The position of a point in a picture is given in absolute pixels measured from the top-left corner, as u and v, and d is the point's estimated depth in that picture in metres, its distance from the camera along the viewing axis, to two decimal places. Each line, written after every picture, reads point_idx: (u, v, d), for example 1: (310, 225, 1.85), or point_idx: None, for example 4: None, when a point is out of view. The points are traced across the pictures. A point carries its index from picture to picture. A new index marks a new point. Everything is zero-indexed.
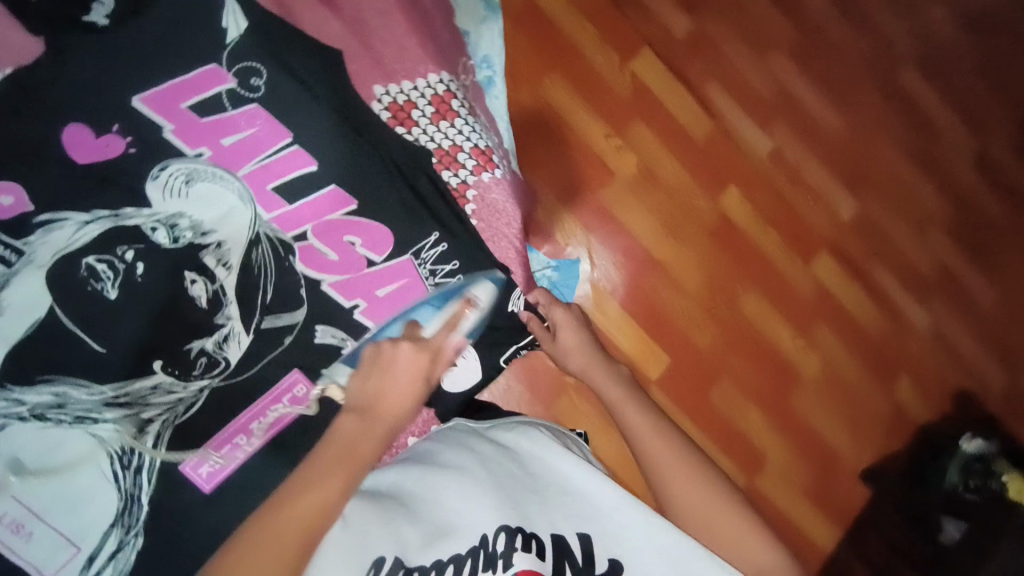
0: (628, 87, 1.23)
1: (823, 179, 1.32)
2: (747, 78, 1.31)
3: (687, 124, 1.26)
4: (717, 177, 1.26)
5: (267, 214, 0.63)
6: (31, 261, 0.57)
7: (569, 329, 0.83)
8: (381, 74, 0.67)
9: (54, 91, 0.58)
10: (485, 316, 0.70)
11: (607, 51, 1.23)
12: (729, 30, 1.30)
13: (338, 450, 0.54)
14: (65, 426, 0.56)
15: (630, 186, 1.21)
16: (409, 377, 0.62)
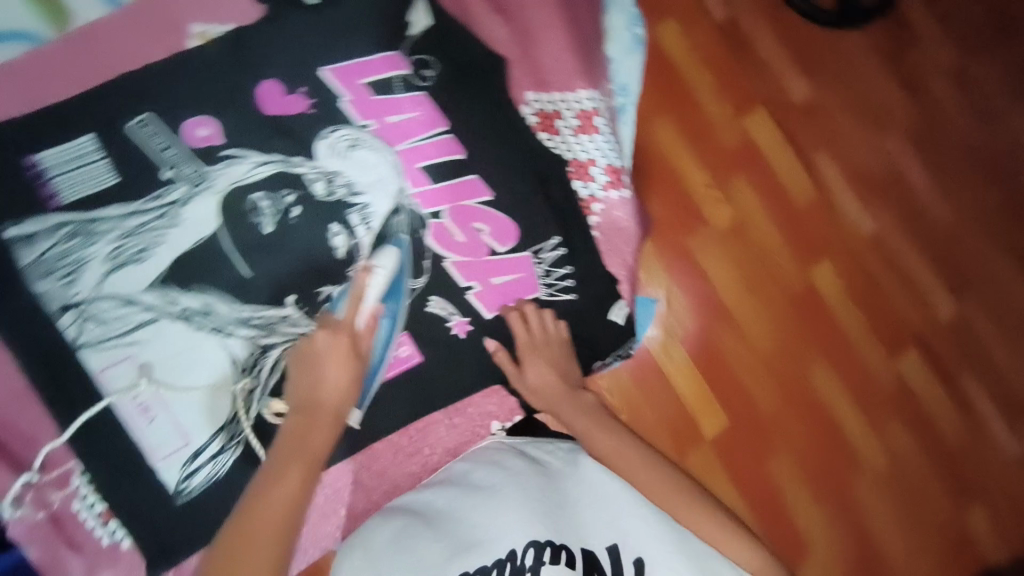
0: (737, 141, 1.24)
1: (924, 271, 1.28)
2: (860, 154, 1.29)
3: (789, 188, 1.25)
4: (812, 246, 1.24)
5: (412, 189, 0.68)
6: (210, 186, 0.65)
7: (546, 374, 0.73)
8: (534, 83, 0.73)
9: (260, 51, 0.67)
10: (399, 274, 0.67)
11: (722, 103, 1.25)
12: (849, 104, 1.30)
13: (291, 443, 0.62)
14: (204, 332, 0.64)
15: (721, 239, 1.21)
16: (336, 368, 0.64)
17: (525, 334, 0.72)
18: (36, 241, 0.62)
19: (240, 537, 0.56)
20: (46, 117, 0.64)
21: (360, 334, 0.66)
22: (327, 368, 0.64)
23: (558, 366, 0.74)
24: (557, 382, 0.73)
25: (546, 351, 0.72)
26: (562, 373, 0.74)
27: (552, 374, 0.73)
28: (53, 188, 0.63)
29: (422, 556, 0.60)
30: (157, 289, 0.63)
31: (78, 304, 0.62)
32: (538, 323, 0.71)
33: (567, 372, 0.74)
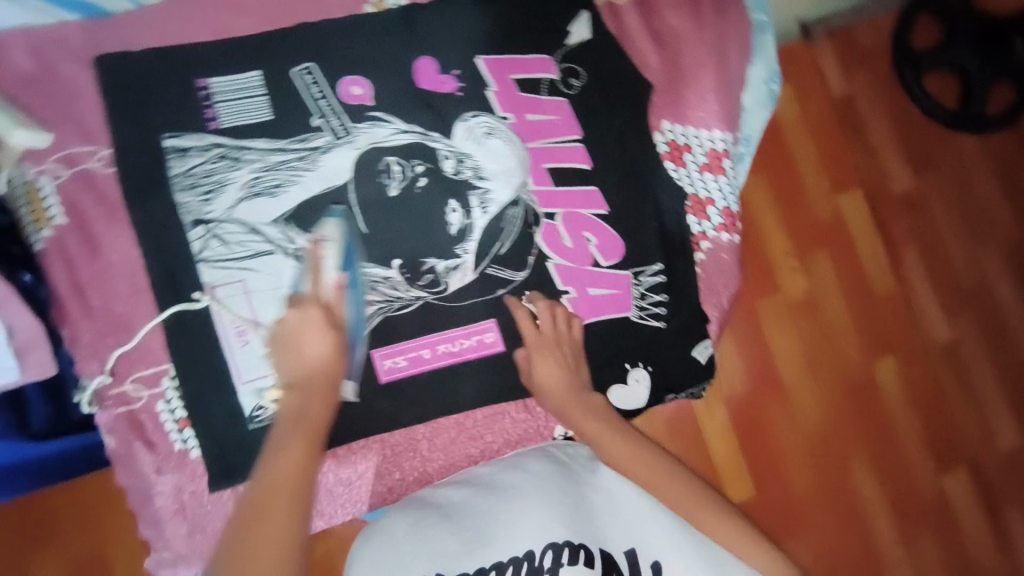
0: (828, 217, 1.20)
1: (989, 390, 1.25)
2: (952, 259, 1.26)
3: (873, 277, 1.21)
4: (883, 340, 1.20)
5: (533, 185, 0.70)
6: (352, 142, 0.68)
7: (553, 370, 0.66)
8: (672, 113, 0.73)
9: (427, 30, 0.71)
10: (348, 244, 0.63)
11: (819, 176, 1.21)
12: (950, 207, 1.27)
13: (296, 411, 0.53)
14: None
15: (790, 310, 1.17)
16: (320, 337, 0.55)
17: (533, 331, 0.66)
18: (186, 156, 0.66)
19: (251, 518, 0.47)
20: (221, 47, 0.68)
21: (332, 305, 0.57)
22: (306, 336, 0.55)
23: (564, 363, 0.66)
24: (565, 381, 0.66)
25: (553, 349, 0.66)
26: (570, 368, 0.67)
27: (563, 373, 0.66)
28: (215, 111, 0.67)
29: (439, 546, 0.58)
30: (280, 224, 0.66)
31: (208, 222, 0.65)
32: (548, 321, 0.67)
33: (578, 372, 0.67)
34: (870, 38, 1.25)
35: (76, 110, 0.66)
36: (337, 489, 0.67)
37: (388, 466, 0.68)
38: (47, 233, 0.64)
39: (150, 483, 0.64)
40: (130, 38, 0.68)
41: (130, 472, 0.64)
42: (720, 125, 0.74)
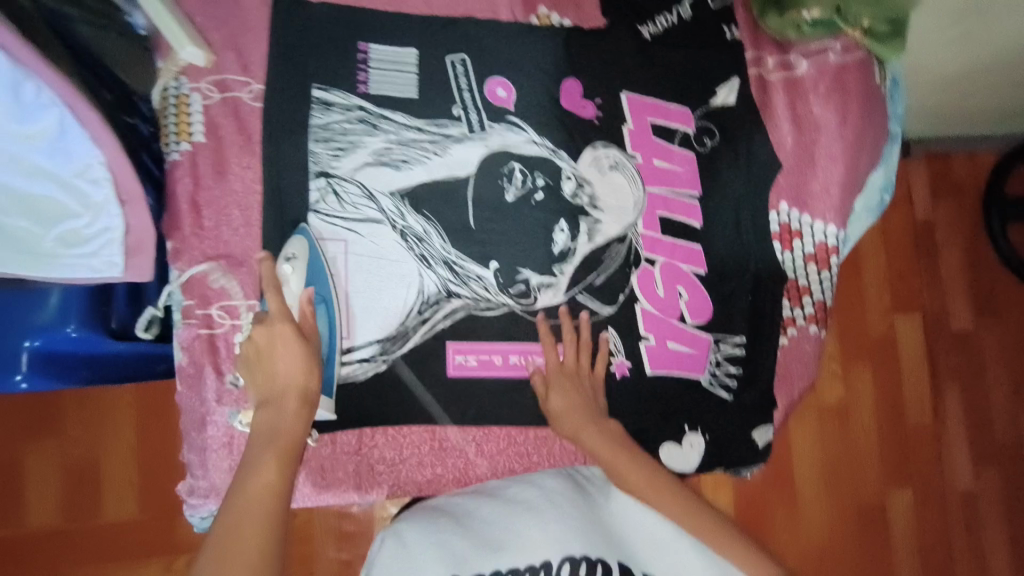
0: (880, 333, 1.19)
1: (998, 551, 1.19)
2: (993, 412, 1.21)
3: (911, 405, 1.19)
4: (904, 470, 1.18)
5: (643, 228, 0.71)
6: (484, 139, 0.70)
7: (569, 394, 0.65)
8: (794, 197, 0.73)
9: (583, 53, 0.72)
10: (316, 259, 0.64)
11: (883, 291, 1.19)
12: (1006, 359, 1.22)
13: (275, 427, 0.54)
14: (411, 253, 0.68)
15: (820, 414, 1.16)
16: (290, 348, 0.56)
17: (554, 357, 0.67)
18: (328, 110, 0.68)
19: (224, 526, 0.48)
20: (388, 19, 0.70)
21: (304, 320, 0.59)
22: (279, 349, 0.56)
23: (583, 393, 0.66)
24: (580, 407, 0.65)
25: (572, 377, 0.66)
26: (588, 399, 0.66)
27: (580, 391, 0.66)
28: (367, 75, 0.69)
29: (451, 547, 0.55)
30: (395, 199, 0.68)
31: (331, 176, 0.67)
32: (572, 350, 0.67)
33: (594, 403, 0.66)
34: (966, 170, 1.22)
35: (243, 43, 0.68)
36: (379, 467, 0.67)
37: (432, 459, 0.68)
38: (184, 147, 0.66)
39: (208, 410, 0.64)
40: None
41: (190, 393, 0.64)
42: (834, 220, 0.73)
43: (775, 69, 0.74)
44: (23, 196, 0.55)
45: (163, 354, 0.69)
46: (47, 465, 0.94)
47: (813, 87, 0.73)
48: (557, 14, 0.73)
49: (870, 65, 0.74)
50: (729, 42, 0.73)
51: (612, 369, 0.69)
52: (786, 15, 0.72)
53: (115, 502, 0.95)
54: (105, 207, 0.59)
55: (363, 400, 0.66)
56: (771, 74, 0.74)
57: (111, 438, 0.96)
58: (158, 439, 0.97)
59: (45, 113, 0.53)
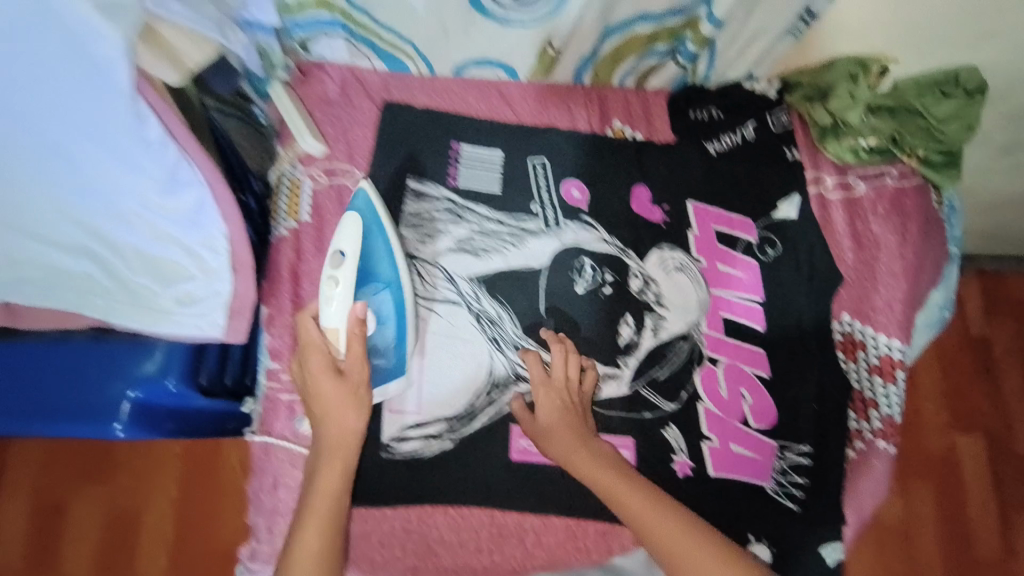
0: (940, 452, 1.13)
1: None
2: None
3: (979, 535, 1.10)
4: None
5: (706, 328, 0.73)
6: (558, 234, 0.75)
7: (556, 415, 0.66)
8: (857, 309, 0.74)
9: (653, 164, 0.79)
10: (366, 264, 0.65)
11: (942, 407, 1.15)
12: None
13: (331, 462, 0.60)
14: (483, 335, 0.72)
15: (879, 536, 1.09)
16: (336, 389, 0.61)
17: (538, 371, 0.68)
18: (420, 199, 0.75)
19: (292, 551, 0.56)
20: (481, 124, 0.78)
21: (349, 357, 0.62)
22: (323, 388, 0.61)
23: (567, 404, 0.66)
24: (571, 426, 0.65)
25: (557, 389, 0.67)
26: (575, 410, 0.67)
27: (563, 409, 0.66)
28: (457, 171, 0.76)
29: None
30: (473, 284, 0.73)
31: (416, 258, 0.73)
32: (558, 367, 0.68)
33: (583, 421, 0.67)
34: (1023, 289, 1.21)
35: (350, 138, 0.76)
36: (437, 548, 0.67)
37: (490, 545, 0.67)
38: (290, 224, 0.73)
39: (281, 473, 0.67)
40: (413, 93, 0.78)
41: (263, 454, 0.67)
42: (898, 334, 0.73)
43: (835, 189, 0.78)
44: (153, 258, 0.62)
45: (235, 414, 0.73)
46: (91, 518, 0.95)
47: (872, 207, 0.77)
48: (630, 128, 0.80)
49: (925, 191, 0.79)
50: (791, 162, 0.79)
51: (674, 467, 0.69)
52: (844, 141, 0.78)
53: (148, 562, 0.94)
54: (219, 273, 0.65)
55: (427, 477, 0.68)
56: (830, 193, 0.79)
57: (154, 496, 0.96)
58: (198, 500, 0.97)
59: (189, 191, 0.59)
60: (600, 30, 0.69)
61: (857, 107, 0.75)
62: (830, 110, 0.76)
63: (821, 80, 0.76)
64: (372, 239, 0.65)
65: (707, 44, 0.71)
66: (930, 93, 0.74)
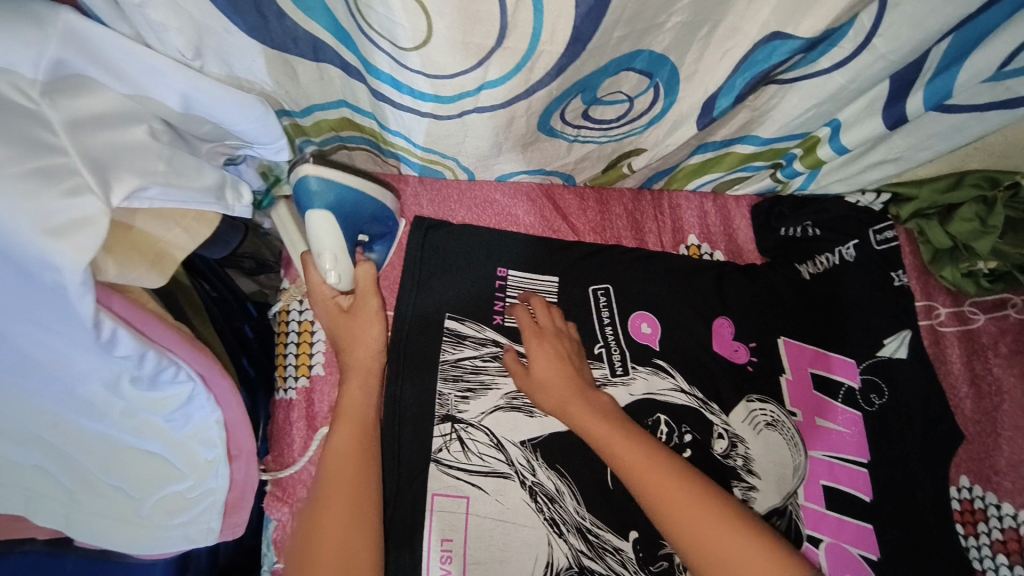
0: None
1: None
2: None
3: None
4: None
5: (805, 499, 0.61)
6: (627, 384, 0.62)
7: (550, 367, 0.58)
8: (979, 474, 0.63)
9: (735, 290, 0.66)
10: (349, 194, 0.56)
11: None
12: None
13: (350, 411, 0.56)
14: (541, 517, 0.59)
15: None
16: (353, 328, 0.58)
17: (531, 323, 0.60)
18: (460, 344, 0.62)
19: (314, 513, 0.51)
20: (531, 241, 0.66)
21: (359, 293, 0.59)
22: (357, 331, 0.58)
23: (562, 354, 0.59)
24: (564, 373, 0.57)
25: (550, 338, 0.60)
26: (572, 362, 0.59)
27: (557, 360, 0.58)
28: (505, 304, 0.63)
29: None
30: (525, 451, 0.60)
31: (457, 421, 0.60)
32: (545, 317, 0.61)
33: (580, 371, 0.58)
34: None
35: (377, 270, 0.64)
36: None
37: None
38: (300, 382, 0.61)
39: None
40: (451, 208, 0.66)
41: None
42: None
43: (948, 320, 0.68)
44: (128, 453, 0.49)
45: None
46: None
47: (993, 345, 0.66)
48: (708, 245, 0.69)
49: None
50: (899, 289, 0.67)
51: None
52: (960, 265, 0.66)
53: None
54: (214, 466, 0.52)
55: None
56: (942, 324, 0.68)
57: None
58: None
59: (176, 387, 0.46)
60: (692, 150, 0.58)
61: (988, 235, 0.62)
62: (950, 233, 0.65)
63: (943, 199, 0.65)
64: (346, 205, 0.56)
65: (817, 167, 0.59)
66: None
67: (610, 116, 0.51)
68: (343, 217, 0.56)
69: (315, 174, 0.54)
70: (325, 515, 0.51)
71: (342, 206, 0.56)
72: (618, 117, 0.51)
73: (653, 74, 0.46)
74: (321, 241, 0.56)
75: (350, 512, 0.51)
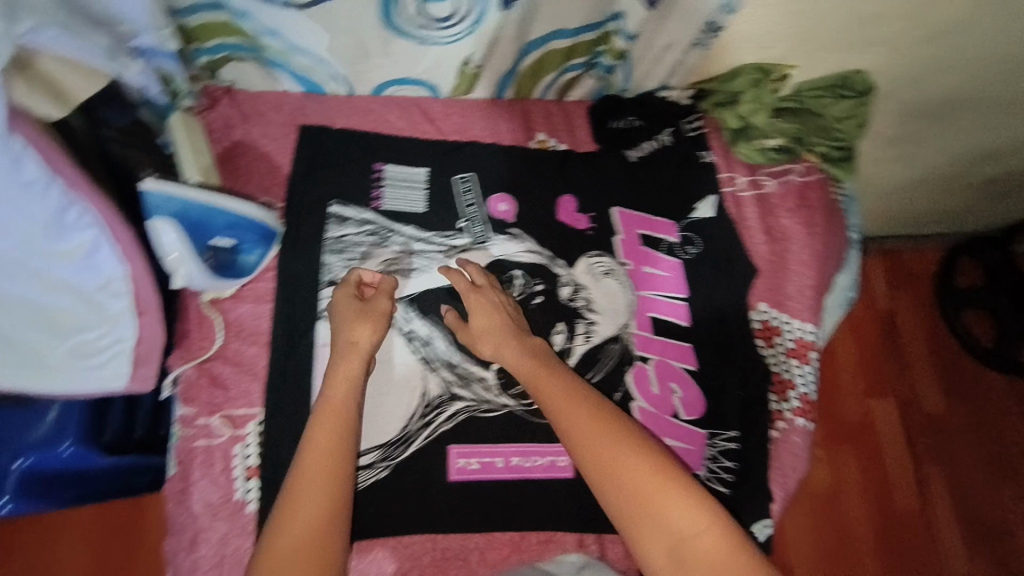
0: (857, 418, 1.26)
1: None
2: (979, 504, 1.22)
3: (897, 493, 1.22)
4: (902, 561, 1.17)
5: (636, 328, 0.75)
6: (485, 249, 0.76)
7: (485, 314, 0.67)
8: (773, 299, 0.79)
9: (569, 175, 0.81)
10: (196, 207, 0.61)
11: (858, 378, 1.28)
12: (980, 445, 1.26)
13: (327, 435, 0.56)
14: (414, 356, 0.70)
15: (811, 503, 1.19)
16: (360, 322, 0.64)
17: (464, 283, 0.70)
18: (343, 223, 0.74)
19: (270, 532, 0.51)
20: (405, 144, 0.79)
21: (367, 305, 0.65)
22: (355, 326, 0.63)
23: (497, 306, 0.68)
24: (498, 323, 0.66)
25: (486, 293, 0.69)
26: (509, 320, 0.67)
27: (496, 314, 0.67)
28: (381, 191, 0.76)
29: None
30: (402, 305, 0.72)
31: (342, 284, 0.71)
32: (479, 276, 0.71)
33: (512, 317, 0.68)
34: (915, 265, 1.36)
35: (271, 169, 0.75)
36: None
37: (434, 570, 0.66)
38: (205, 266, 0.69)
39: (200, 527, 0.62)
40: (333, 115, 0.78)
41: (179, 506, 0.63)
42: (809, 318, 0.78)
43: (747, 188, 0.83)
44: (43, 309, 0.58)
45: (138, 466, 0.71)
46: None
47: (780, 202, 0.83)
48: (554, 138, 0.83)
49: (826, 185, 0.85)
50: (705, 164, 0.83)
51: None
52: (753, 142, 0.83)
53: None
54: (122, 318, 0.61)
55: (364, 505, 0.65)
56: (742, 190, 0.83)
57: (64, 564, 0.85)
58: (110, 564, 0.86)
59: (80, 235, 0.54)
60: (519, 48, 0.73)
61: (761, 111, 0.82)
62: (740, 114, 0.83)
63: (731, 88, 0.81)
64: (194, 216, 0.61)
65: (621, 56, 0.77)
66: (829, 94, 0.84)
67: (445, 12, 0.66)
68: (192, 229, 0.62)
69: (160, 189, 0.58)
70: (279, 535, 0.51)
71: (189, 219, 0.61)
72: (452, 15, 0.66)
73: None
74: (167, 250, 0.60)
75: (310, 550, 0.51)
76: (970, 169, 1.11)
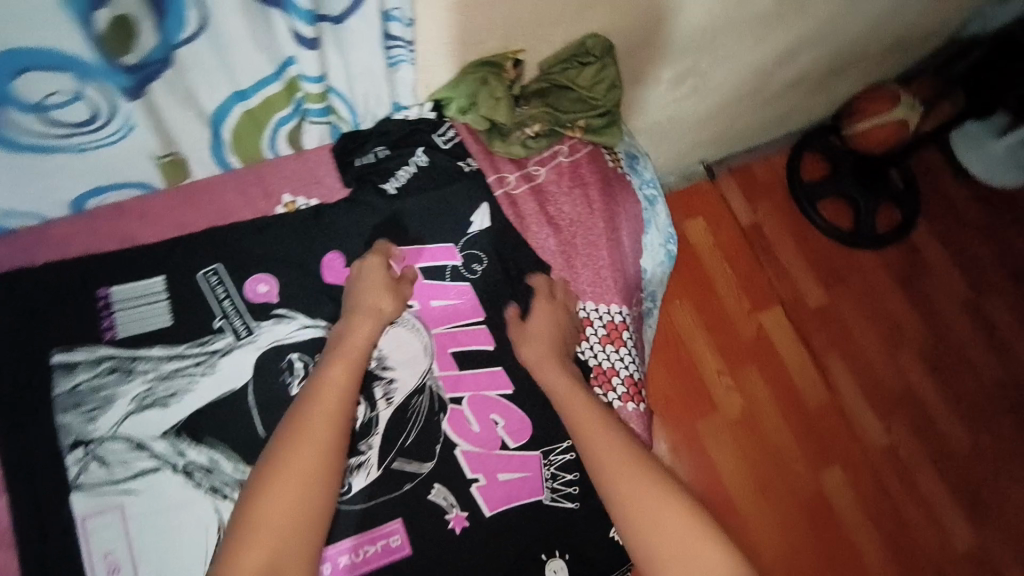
0: (752, 332, 1.22)
1: (937, 494, 1.19)
2: (876, 367, 1.26)
3: (803, 388, 1.21)
4: (825, 449, 1.17)
5: (439, 370, 0.71)
6: (253, 341, 0.68)
7: (548, 322, 0.73)
8: (572, 290, 0.78)
9: (324, 228, 0.73)
10: None
11: (741, 295, 1.25)
12: (862, 317, 1.30)
13: (321, 413, 0.57)
14: (200, 490, 0.62)
15: (728, 427, 1.15)
16: (373, 287, 0.68)
17: (545, 290, 0.76)
18: (72, 372, 0.64)
19: (254, 522, 0.52)
20: (123, 256, 0.69)
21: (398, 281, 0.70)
22: (372, 293, 0.67)
23: (562, 319, 0.74)
24: (559, 333, 0.73)
25: (555, 306, 0.75)
26: (562, 331, 0.74)
27: (563, 326, 0.74)
28: (113, 319, 0.66)
29: None
30: (170, 439, 0.63)
31: (89, 442, 0.62)
32: (559, 292, 0.76)
33: (567, 330, 0.74)
34: (767, 172, 1.36)
35: None
36: None
37: None
38: None
39: None
40: (31, 252, 0.68)
41: None
42: (613, 299, 0.79)
43: (519, 183, 0.80)
44: None
45: None
46: None
47: (555, 188, 0.81)
48: (302, 196, 0.75)
49: (598, 154, 0.84)
50: (471, 174, 0.78)
51: (450, 525, 0.66)
52: (509, 137, 0.80)
53: None
54: None
55: None
56: (516, 188, 0.80)
57: None
58: None
59: None
60: (207, 116, 0.67)
61: (501, 106, 0.75)
62: (484, 115, 0.77)
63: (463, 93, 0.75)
64: None
65: (325, 99, 0.69)
66: (571, 64, 0.78)
67: (84, 115, 0.59)
68: None
69: None
70: (263, 512, 0.52)
71: None
72: (94, 115, 0.60)
73: (72, 69, 0.55)
74: None
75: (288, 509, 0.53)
76: (759, 83, 1.12)
